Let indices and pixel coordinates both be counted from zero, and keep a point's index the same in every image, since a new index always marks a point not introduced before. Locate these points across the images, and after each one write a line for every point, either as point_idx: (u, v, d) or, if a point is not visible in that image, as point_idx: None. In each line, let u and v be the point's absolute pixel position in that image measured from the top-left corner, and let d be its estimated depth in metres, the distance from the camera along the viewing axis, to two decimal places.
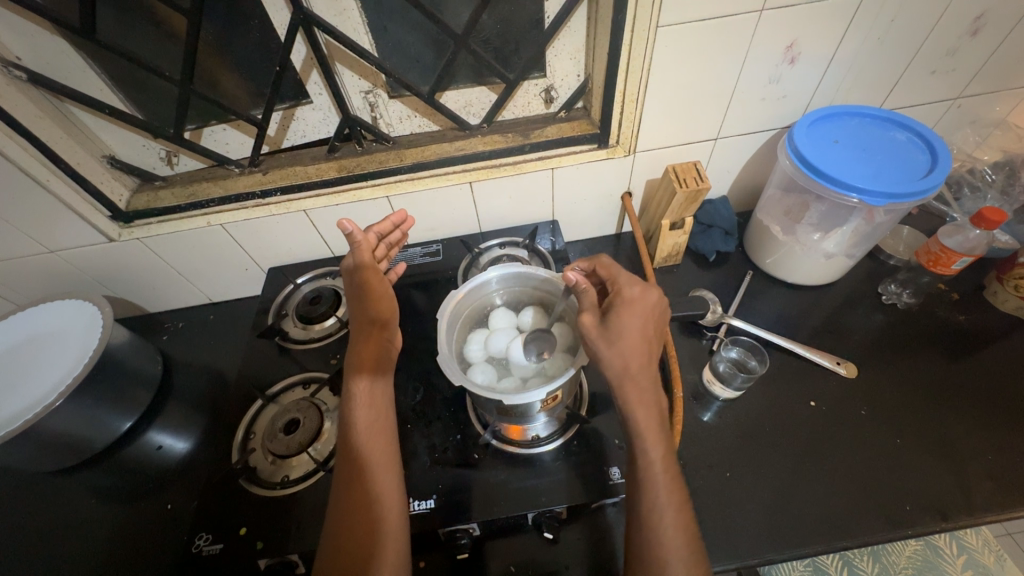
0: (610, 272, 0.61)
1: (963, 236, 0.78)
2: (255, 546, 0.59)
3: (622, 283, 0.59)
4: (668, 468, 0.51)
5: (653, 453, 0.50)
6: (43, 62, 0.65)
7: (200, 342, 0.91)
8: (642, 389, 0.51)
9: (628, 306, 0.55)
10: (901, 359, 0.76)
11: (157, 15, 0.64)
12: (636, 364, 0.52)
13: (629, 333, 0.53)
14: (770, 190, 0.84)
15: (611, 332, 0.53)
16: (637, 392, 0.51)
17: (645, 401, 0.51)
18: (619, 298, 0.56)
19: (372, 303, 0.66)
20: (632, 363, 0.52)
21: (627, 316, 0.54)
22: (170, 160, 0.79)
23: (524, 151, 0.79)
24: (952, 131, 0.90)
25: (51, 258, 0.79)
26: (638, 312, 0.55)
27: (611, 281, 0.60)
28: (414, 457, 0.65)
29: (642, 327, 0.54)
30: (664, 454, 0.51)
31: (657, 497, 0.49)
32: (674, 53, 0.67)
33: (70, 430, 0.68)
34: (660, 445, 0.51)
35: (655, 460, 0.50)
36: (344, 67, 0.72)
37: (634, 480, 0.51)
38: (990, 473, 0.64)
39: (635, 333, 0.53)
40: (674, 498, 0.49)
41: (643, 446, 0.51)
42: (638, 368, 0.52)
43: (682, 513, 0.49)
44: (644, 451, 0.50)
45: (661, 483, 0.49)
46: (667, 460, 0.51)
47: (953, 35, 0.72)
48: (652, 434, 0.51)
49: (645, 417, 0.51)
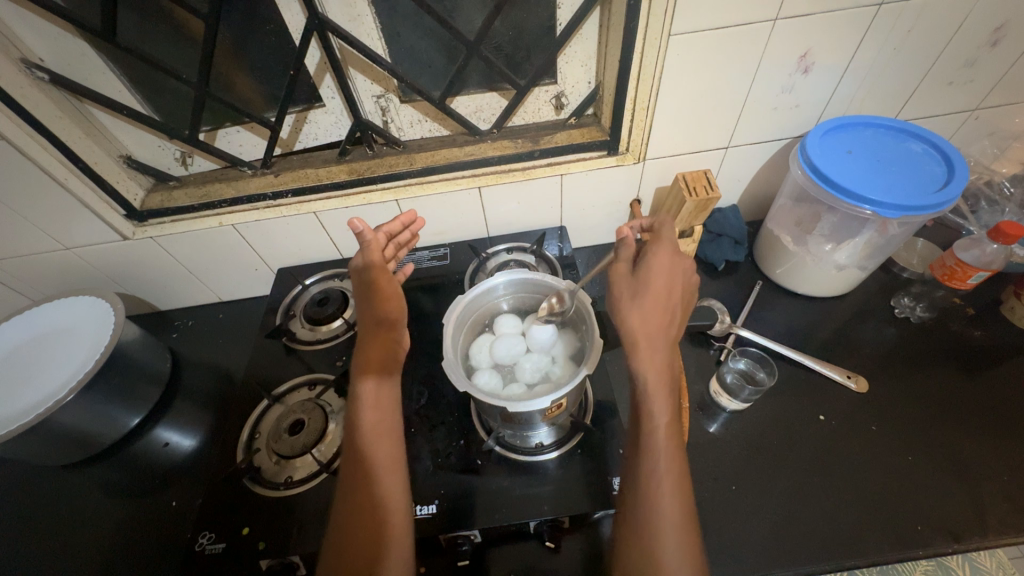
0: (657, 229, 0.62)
1: (980, 249, 0.76)
2: (257, 547, 0.59)
3: (660, 239, 0.59)
4: (674, 461, 0.49)
5: (659, 435, 0.49)
6: (65, 63, 0.66)
7: (208, 340, 0.92)
8: (655, 348, 0.52)
9: (659, 261, 0.57)
10: (914, 374, 0.75)
11: (176, 19, 0.65)
12: (652, 324, 0.53)
13: (655, 284, 0.56)
14: (781, 200, 0.83)
15: (635, 284, 0.56)
16: (649, 353, 0.51)
17: (656, 364, 0.51)
18: (651, 251, 0.58)
19: (380, 303, 0.67)
20: (651, 320, 0.53)
21: (654, 270, 0.56)
22: (184, 161, 0.80)
23: (533, 157, 0.79)
24: (968, 143, 0.89)
25: (66, 255, 0.81)
26: (666, 268, 0.57)
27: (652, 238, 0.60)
28: (417, 461, 0.65)
29: (668, 284, 0.56)
30: (668, 422, 0.50)
31: (657, 464, 0.48)
32: (686, 61, 0.67)
33: (80, 425, 0.69)
34: (666, 412, 0.50)
35: (660, 452, 0.49)
36: (357, 71, 0.73)
37: (636, 444, 0.51)
38: (1006, 494, 0.63)
39: (660, 288, 0.55)
40: (675, 466, 0.49)
41: (648, 410, 0.50)
42: (653, 327, 0.52)
43: (681, 483, 0.49)
44: (650, 442, 0.49)
45: (664, 456, 0.49)
46: (671, 426, 0.50)
47: (971, 47, 0.71)
48: (660, 399, 0.50)
49: (654, 379, 0.50)
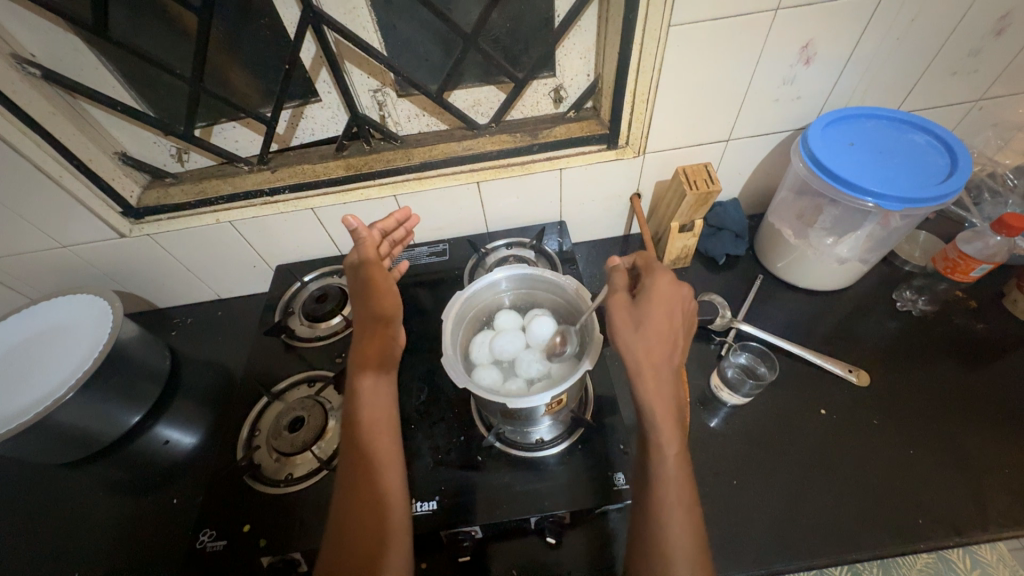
0: (648, 262, 0.60)
1: (983, 242, 0.76)
2: (258, 544, 0.59)
3: (655, 270, 0.58)
4: (685, 496, 0.48)
5: (669, 468, 0.49)
6: (57, 59, 0.65)
7: (208, 338, 0.92)
8: (661, 379, 0.50)
9: (660, 289, 0.54)
10: (916, 368, 0.74)
11: (169, 12, 0.64)
12: (657, 355, 0.50)
13: (656, 317, 0.52)
14: (782, 193, 0.83)
15: (635, 313, 0.53)
16: (655, 385, 0.49)
17: (663, 396, 0.49)
18: (649, 281, 0.55)
19: (376, 298, 0.66)
20: (656, 351, 0.50)
21: (654, 298, 0.54)
22: (180, 158, 0.80)
23: (532, 151, 0.78)
24: (972, 134, 0.88)
25: (63, 253, 0.80)
26: (666, 297, 0.54)
27: (646, 269, 0.59)
28: (417, 458, 0.64)
29: (670, 314, 0.53)
30: (678, 454, 0.49)
31: (667, 496, 0.48)
32: (686, 53, 0.66)
33: (79, 423, 0.69)
34: (675, 445, 0.49)
35: (671, 488, 0.48)
36: (353, 65, 0.72)
37: (645, 475, 0.50)
38: (1008, 487, 0.62)
39: (662, 318, 0.52)
40: (684, 498, 0.48)
41: (657, 441, 0.49)
42: (658, 359, 0.50)
43: (691, 513, 0.48)
44: (661, 478, 0.49)
45: (675, 490, 0.48)
46: (681, 458, 0.49)
47: (975, 36, 0.70)
48: (668, 430, 0.49)
49: (662, 411, 0.49)
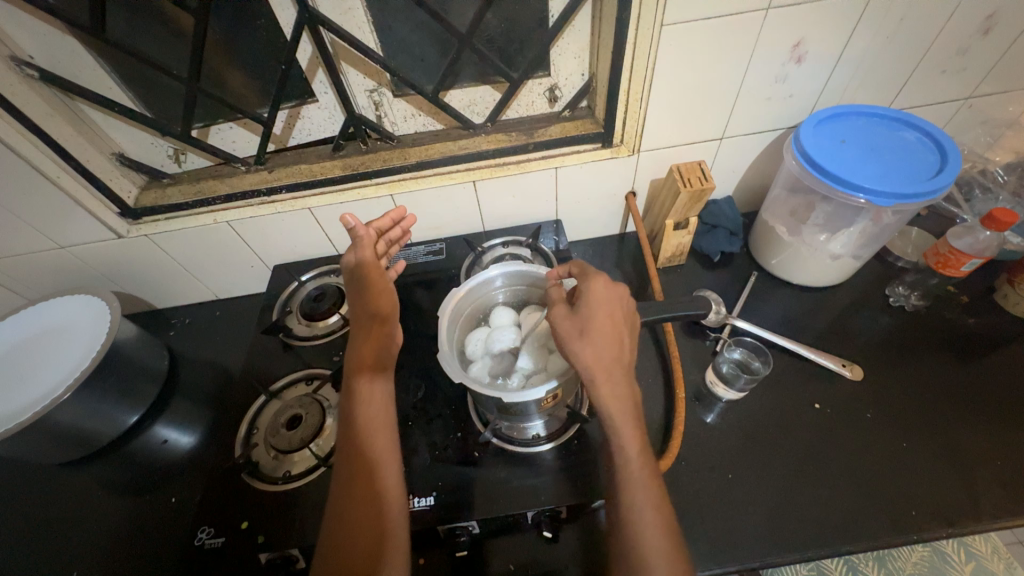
0: (582, 270, 0.62)
1: (972, 237, 0.76)
2: (256, 541, 0.59)
3: (589, 275, 0.59)
4: (652, 495, 0.49)
5: (633, 467, 0.50)
6: (55, 61, 0.66)
7: (206, 338, 0.92)
8: (614, 380, 0.51)
9: (596, 292, 0.56)
10: (908, 362, 0.75)
11: (166, 13, 0.65)
12: (606, 358, 0.52)
13: (598, 321, 0.54)
14: (775, 190, 0.84)
15: (579, 321, 0.54)
16: (608, 386, 0.51)
17: (617, 396, 0.51)
18: (585, 287, 0.57)
19: (373, 298, 0.67)
20: (603, 355, 0.52)
21: (593, 303, 0.55)
22: (177, 158, 0.80)
23: (528, 150, 0.79)
24: (963, 131, 0.89)
25: (61, 254, 0.81)
26: (604, 301, 0.56)
27: (581, 275, 0.60)
28: (415, 454, 0.65)
29: (611, 315, 0.55)
30: (641, 453, 0.50)
31: (635, 496, 0.49)
32: (678, 53, 0.67)
33: (78, 423, 0.69)
34: (637, 445, 0.50)
35: (637, 488, 0.49)
36: (349, 66, 0.73)
37: (612, 478, 0.51)
38: (999, 478, 0.63)
39: (603, 322, 0.54)
40: (653, 498, 0.49)
41: (619, 443, 0.50)
42: (608, 361, 0.52)
43: (662, 513, 0.49)
44: (627, 479, 0.49)
45: (641, 488, 0.49)
46: (644, 459, 0.50)
47: (963, 34, 0.71)
48: (627, 429, 0.50)
49: (618, 411, 0.51)
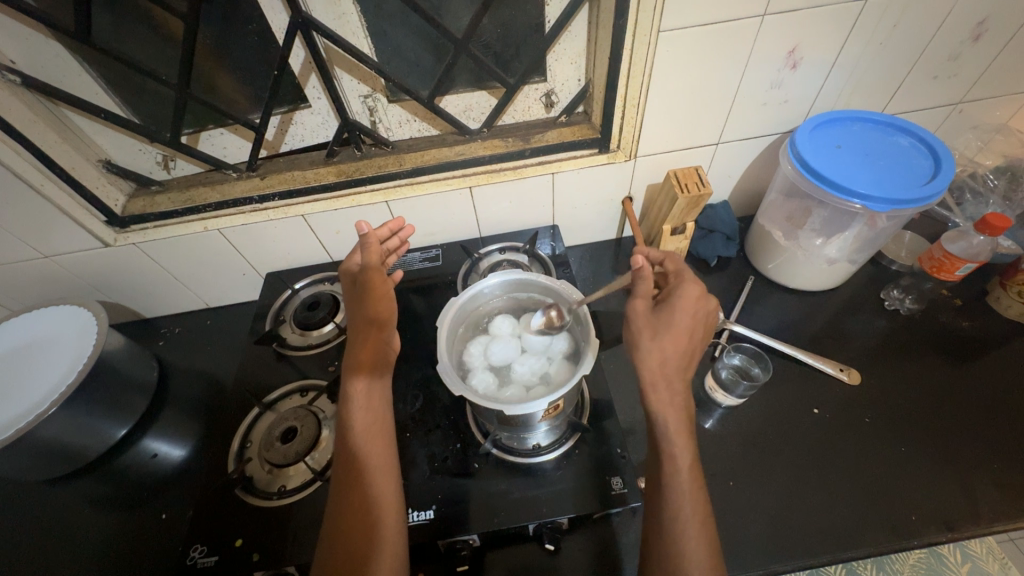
0: (677, 269, 0.62)
1: (967, 241, 0.77)
2: (251, 559, 0.58)
3: (686, 279, 0.59)
4: (699, 509, 0.49)
5: (682, 476, 0.49)
6: (38, 65, 0.64)
7: (196, 348, 0.90)
8: (672, 389, 0.52)
9: (685, 302, 0.56)
10: (904, 365, 0.76)
11: (154, 17, 0.63)
12: (671, 366, 0.53)
13: (677, 327, 0.54)
14: (772, 195, 0.84)
15: (658, 322, 0.55)
16: (668, 394, 0.52)
17: (675, 404, 0.52)
18: (681, 292, 0.56)
19: (372, 303, 0.65)
20: (670, 362, 0.53)
21: (679, 309, 0.55)
22: (166, 165, 0.78)
23: (525, 155, 0.78)
24: (953, 136, 0.90)
25: (45, 263, 0.78)
26: (692, 308, 0.56)
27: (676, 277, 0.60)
28: (413, 466, 0.64)
29: (690, 328, 0.55)
30: (690, 463, 0.50)
31: (682, 505, 0.48)
32: (676, 58, 0.67)
33: (63, 438, 0.67)
34: (688, 454, 0.50)
35: (686, 500, 0.48)
36: (343, 71, 0.72)
37: (657, 485, 0.50)
38: (997, 481, 0.64)
39: (682, 329, 0.54)
40: (700, 509, 0.49)
41: (670, 451, 0.50)
42: (672, 370, 0.53)
43: (706, 525, 0.48)
44: (674, 491, 0.49)
45: (690, 498, 0.49)
46: (693, 469, 0.50)
47: (954, 41, 0.71)
48: (679, 437, 0.50)
49: (674, 420, 0.51)
